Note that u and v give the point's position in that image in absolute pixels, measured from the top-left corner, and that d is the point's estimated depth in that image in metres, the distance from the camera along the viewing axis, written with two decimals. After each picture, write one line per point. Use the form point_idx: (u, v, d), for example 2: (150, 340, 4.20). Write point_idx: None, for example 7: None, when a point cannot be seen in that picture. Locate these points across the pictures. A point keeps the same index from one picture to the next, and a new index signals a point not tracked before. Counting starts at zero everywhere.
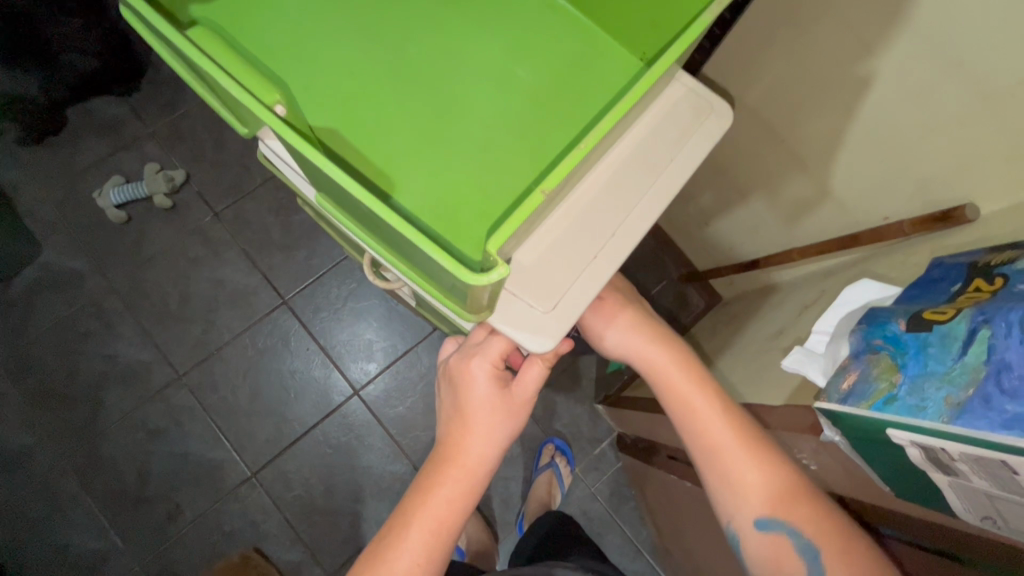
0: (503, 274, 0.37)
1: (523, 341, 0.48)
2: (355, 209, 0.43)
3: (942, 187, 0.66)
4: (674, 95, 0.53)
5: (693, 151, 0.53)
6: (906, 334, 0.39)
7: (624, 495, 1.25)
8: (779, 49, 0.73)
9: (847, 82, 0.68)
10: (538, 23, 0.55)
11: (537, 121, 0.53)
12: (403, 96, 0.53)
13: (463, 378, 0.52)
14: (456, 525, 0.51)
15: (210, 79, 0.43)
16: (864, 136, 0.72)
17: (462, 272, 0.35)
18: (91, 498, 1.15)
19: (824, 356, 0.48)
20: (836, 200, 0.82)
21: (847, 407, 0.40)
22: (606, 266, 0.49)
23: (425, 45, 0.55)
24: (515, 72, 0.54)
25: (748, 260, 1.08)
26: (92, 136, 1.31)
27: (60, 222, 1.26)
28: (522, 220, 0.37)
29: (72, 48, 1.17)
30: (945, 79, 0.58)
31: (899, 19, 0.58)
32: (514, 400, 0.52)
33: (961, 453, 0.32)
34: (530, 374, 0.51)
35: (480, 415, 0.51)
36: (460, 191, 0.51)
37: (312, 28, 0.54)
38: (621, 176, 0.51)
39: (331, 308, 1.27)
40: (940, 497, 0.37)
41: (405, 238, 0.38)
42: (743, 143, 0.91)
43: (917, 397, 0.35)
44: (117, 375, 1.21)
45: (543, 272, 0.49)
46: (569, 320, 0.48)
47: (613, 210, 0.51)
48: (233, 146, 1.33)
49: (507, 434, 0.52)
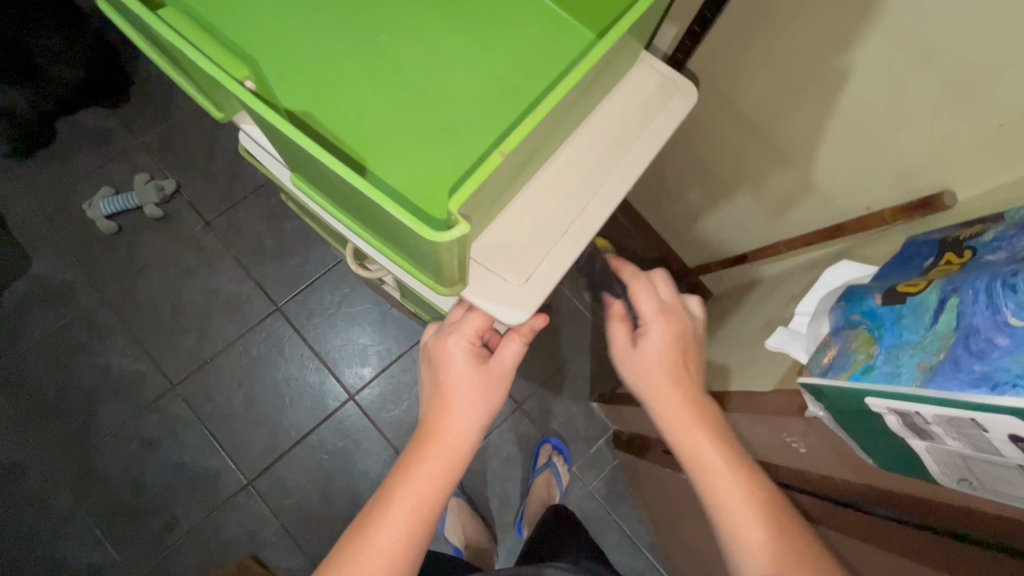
0: (464, 231, 0.37)
1: (496, 314, 0.49)
2: (328, 185, 0.44)
3: (920, 174, 0.68)
4: (640, 76, 0.54)
5: (659, 131, 0.54)
6: (882, 308, 0.40)
7: (622, 493, 1.25)
8: (758, 45, 0.75)
9: (823, 76, 0.70)
10: (505, 7, 0.57)
11: (505, 100, 0.54)
12: (375, 82, 0.54)
13: (441, 355, 0.52)
14: (438, 501, 0.51)
15: (184, 62, 0.44)
16: (835, 118, 0.73)
17: (424, 231, 0.36)
18: (85, 511, 1.14)
19: (806, 334, 0.50)
20: (819, 191, 0.84)
21: (827, 380, 0.41)
22: (576, 241, 0.51)
23: (396, 28, 0.55)
24: (483, 55, 0.55)
25: (735, 255, 1.10)
26: (81, 149, 1.31)
27: (50, 234, 1.26)
28: (480, 179, 0.38)
29: (59, 62, 1.18)
30: (915, 68, 0.60)
31: (871, 12, 0.60)
32: (492, 375, 0.52)
33: (935, 416, 0.33)
34: (509, 349, 0.52)
35: (460, 391, 0.52)
36: (434, 169, 0.52)
37: (283, 15, 0.55)
38: (590, 154, 0.52)
39: (324, 313, 1.27)
40: (920, 465, 0.37)
41: (371, 203, 0.39)
42: (726, 139, 0.93)
43: (892, 365, 0.37)
44: (110, 386, 1.20)
45: (514, 248, 0.50)
46: (542, 293, 0.49)
47: (584, 185, 0.52)
48: (223, 155, 1.33)
49: (488, 411, 0.52)
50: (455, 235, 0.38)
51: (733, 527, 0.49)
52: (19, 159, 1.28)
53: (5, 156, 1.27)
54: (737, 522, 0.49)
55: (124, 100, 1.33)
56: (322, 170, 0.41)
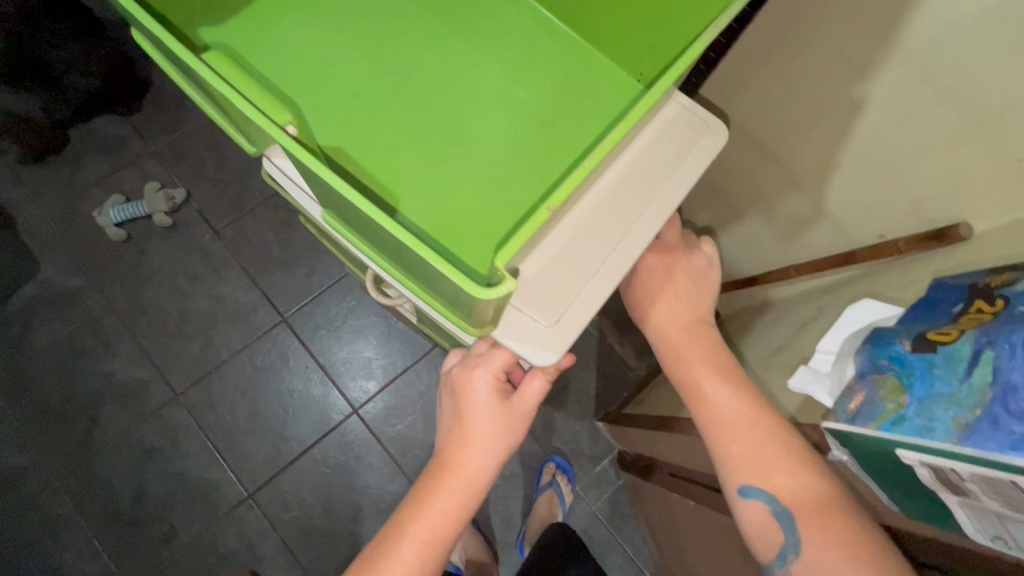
0: (511, 288, 0.36)
1: (525, 355, 0.48)
2: (362, 228, 0.43)
3: (936, 205, 0.67)
4: (669, 115, 0.54)
5: (690, 169, 0.53)
6: (912, 355, 0.39)
7: (625, 514, 1.24)
8: (775, 72, 0.76)
9: (838, 105, 0.71)
10: (539, 46, 0.57)
11: (543, 141, 0.54)
12: (408, 115, 0.54)
13: (464, 389, 0.52)
14: (450, 536, 0.51)
15: (216, 94, 0.43)
16: (855, 154, 0.73)
17: (470, 286, 0.35)
18: (84, 521, 1.13)
19: (830, 376, 0.49)
20: (831, 218, 0.83)
21: (856, 427, 0.41)
22: (606, 282, 0.50)
23: (428, 65, 0.56)
24: (519, 92, 0.55)
25: (745, 277, 1.09)
26: (93, 155, 1.32)
27: (59, 240, 1.26)
28: (529, 235, 0.37)
29: (75, 71, 1.20)
30: (934, 101, 0.60)
31: (888, 42, 0.61)
32: (514, 413, 0.52)
33: (971, 474, 0.32)
34: (532, 384, 0.52)
35: (480, 426, 0.51)
36: (466, 208, 0.52)
37: (318, 47, 0.55)
38: (621, 192, 0.52)
39: (330, 326, 1.27)
40: (951, 518, 0.36)
41: (409, 250, 0.38)
42: (740, 163, 0.93)
43: (925, 418, 0.36)
44: (114, 393, 1.19)
45: (545, 287, 0.49)
46: (571, 334, 0.49)
47: (615, 224, 0.51)
48: (233, 164, 1.34)
49: (509, 445, 0.52)
50: (498, 288, 0.37)
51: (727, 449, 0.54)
52: (31, 164, 1.29)
53: (17, 160, 1.27)
54: (726, 430, 0.54)
55: (138, 107, 1.34)
56: (359, 216, 0.40)
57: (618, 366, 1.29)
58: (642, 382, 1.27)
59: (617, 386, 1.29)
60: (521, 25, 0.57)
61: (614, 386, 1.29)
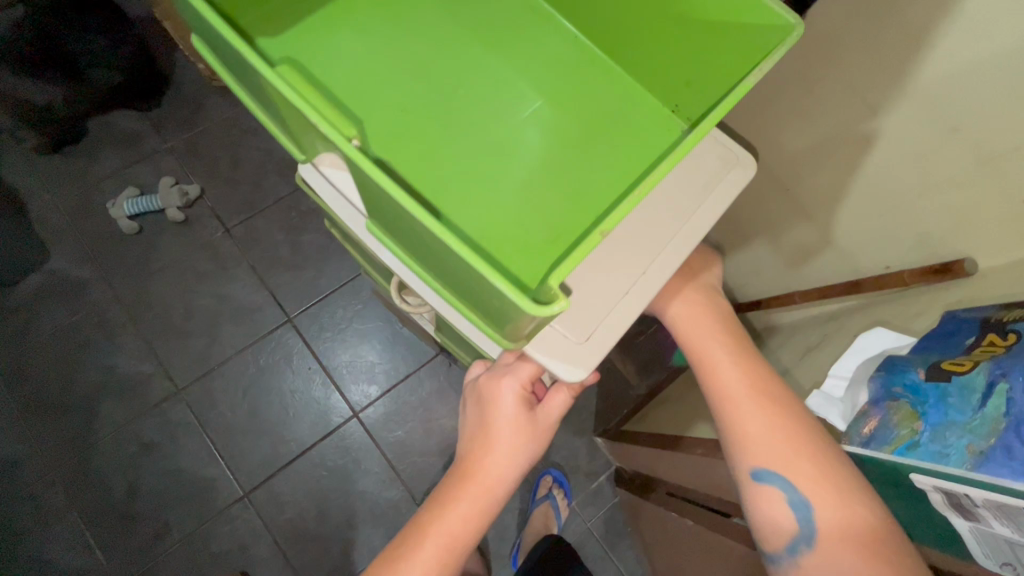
0: (563, 307, 0.38)
1: (557, 370, 0.49)
2: (408, 239, 0.44)
3: (941, 243, 0.68)
4: (702, 147, 0.56)
5: (719, 199, 0.55)
6: (925, 384, 0.41)
7: (620, 531, 1.24)
8: (789, 104, 0.78)
9: (850, 139, 0.73)
10: (580, 76, 0.59)
11: (583, 165, 0.55)
12: (451, 131, 0.55)
13: (492, 396, 0.52)
14: (469, 542, 0.52)
15: (266, 96, 0.44)
16: (864, 187, 0.75)
17: (527, 303, 0.36)
18: (77, 513, 1.12)
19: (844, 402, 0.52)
20: (837, 248, 0.85)
21: (872, 452, 0.44)
22: (635, 302, 0.51)
23: (471, 83, 0.57)
24: (560, 118, 0.57)
25: (748, 301, 1.11)
26: (110, 148, 1.33)
27: (69, 230, 1.26)
28: (582, 255, 0.38)
29: (99, 65, 1.23)
30: (944, 141, 0.62)
31: (901, 82, 0.63)
32: (539, 424, 0.53)
33: (984, 500, 0.33)
34: (557, 394, 0.53)
35: (505, 435, 0.52)
36: (504, 224, 0.52)
37: (365, 60, 0.56)
38: (653, 218, 0.54)
39: (335, 328, 1.27)
40: (963, 544, 0.38)
41: (462, 264, 0.38)
42: (749, 189, 0.95)
43: (940, 444, 0.38)
44: (114, 385, 1.19)
45: (578, 305, 0.51)
46: (602, 352, 0.50)
47: (646, 248, 0.53)
48: (248, 164, 1.36)
49: (532, 453, 0.53)
50: (550, 306, 0.38)
51: (736, 426, 0.53)
52: (49, 154, 1.30)
53: (36, 150, 1.29)
54: (733, 410, 0.53)
55: (158, 104, 1.36)
56: (411, 227, 0.40)
57: (619, 383, 1.30)
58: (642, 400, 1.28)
59: (617, 403, 1.29)
60: (563, 52, 0.59)
61: (614, 403, 1.29)
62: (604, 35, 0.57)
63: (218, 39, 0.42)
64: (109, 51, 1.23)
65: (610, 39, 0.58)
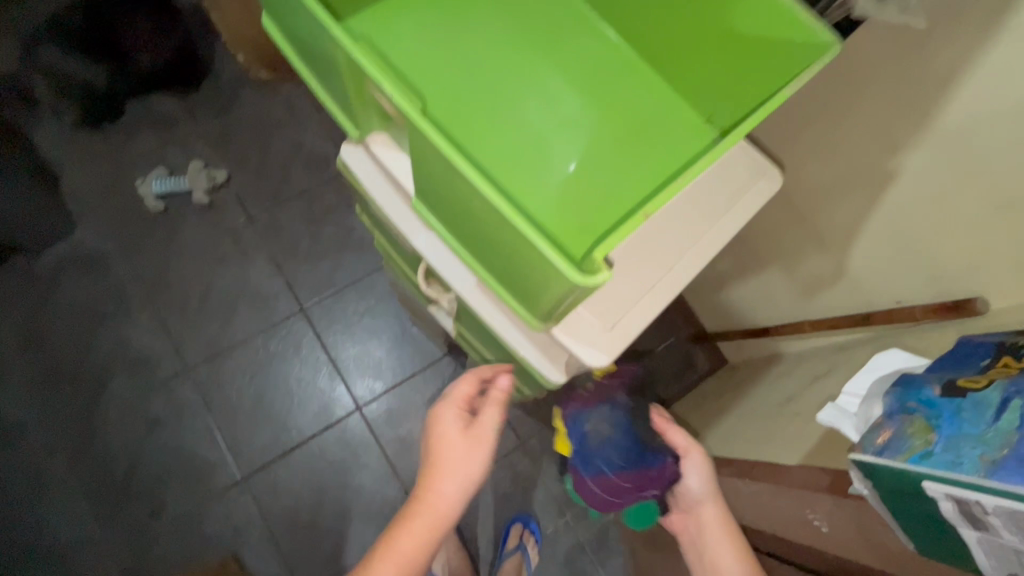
0: (606, 279, 0.39)
1: (581, 355, 0.51)
2: (454, 215, 0.46)
3: (955, 281, 0.70)
4: (733, 154, 0.58)
5: (748, 206, 0.57)
6: (940, 399, 0.42)
7: (612, 549, 1.23)
8: (812, 137, 0.81)
9: (872, 174, 0.75)
10: (618, 79, 0.60)
11: (619, 166, 0.56)
12: (492, 122, 0.56)
13: (434, 420, 0.62)
14: (421, 554, 0.58)
15: (332, 74, 0.47)
16: (882, 220, 0.77)
17: (574, 273, 0.38)
18: (77, 483, 1.13)
19: (857, 415, 0.52)
20: (851, 279, 0.86)
21: (883, 460, 0.43)
22: (660, 297, 0.53)
23: (515, 76, 0.58)
24: (598, 118, 0.58)
25: (757, 328, 1.12)
26: (144, 128, 1.36)
27: (98, 204, 1.29)
28: (627, 233, 0.40)
29: (144, 49, 1.30)
30: (963, 182, 0.64)
31: (926, 123, 0.65)
32: (475, 437, 0.60)
33: (994, 507, 0.35)
34: (489, 409, 0.61)
35: (447, 451, 0.59)
36: (544, 215, 0.54)
37: (415, 48, 0.57)
38: (682, 218, 0.55)
39: (346, 322, 1.29)
40: (970, 555, 0.39)
41: (512, 235, 0.40)
42: (767, 216, 0.97)
43: (952, 453, 0.39)
44: (124, 359, 1.20)
45: (604, 293, 0.53)
46: (626, 341, 0.52)
47: (673, 246, 0.55)
48: (277, 155, 1.39)
49: (479, 463, 0.60)
50: (592, 279, 0.39)
51: None
52: (84, 130, 1.34)
53: (73, 125, 1.33)
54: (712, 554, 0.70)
55: (194, 91, 1.39)
56: (463, 200, 0.42)
57: None
58: None
59: None
60: (603, 52, 0.61)
61: None
62: (647, 42, 0.58)
63: (295, 17, 0.45)
64: (155, 37, 1.30)
65: (650, 46, 0.58)
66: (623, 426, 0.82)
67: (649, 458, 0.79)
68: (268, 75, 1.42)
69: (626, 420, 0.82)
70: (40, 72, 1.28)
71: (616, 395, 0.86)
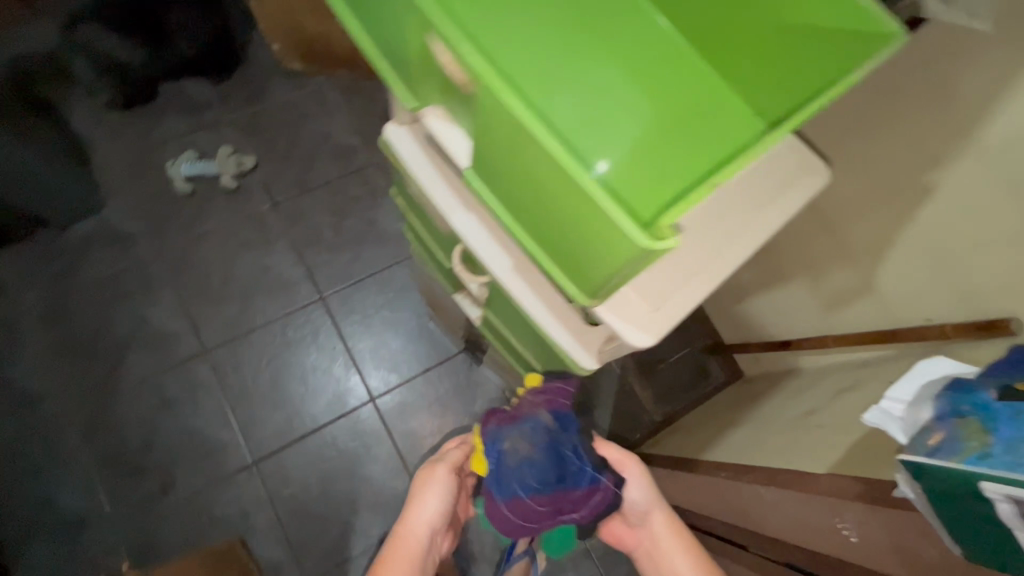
0: (672, 246, 0.39)
1: (626, 335, 0.51)
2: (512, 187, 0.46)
3: (987, 300, 0.69)
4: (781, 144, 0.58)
5: (798, 196, 0.57)
6: (998, 403, 0.43)
7: (617, 557, 1.22)
8: (846, 148, 0.81)
9: (907, 188, 0.75)
10: (660, 56, 0.49)
11: (669, 152, 0.46)
12: None
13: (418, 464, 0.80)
14: None
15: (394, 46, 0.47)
16: (915, 235, 0.76)
17: (645, 237, 0.38)
18: (89, 457, 1.13)
19: (904, 419, 0.52)
20: (878, 295, 0.86)
21: (936, 460, 0.43)
22: (708, 283, 0.53)
23: None
24: (642, 96, 0.47)
25: (777, 341, 1.11)
26: (176, 111, 1.38)
27: (126, 183, 1.31)
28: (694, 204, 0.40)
29: (183, 35, 1.30)
30: (1002, 200, 0.64)
31: (967, 139, 0.65)
32: (439, 476, 0.74)
33: None
34: (439, 471, 0.73)
35: (420, 485, 0.74)
36: None
37: None
38: (730, 206, 0.55)
39: (364, 313, 1.29)
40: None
41: (580, 201, 0.40)
42: (794, 228, 0.97)
43: (1012, 455, 0.39)
44: (143, 337, 1.21)
45: (649, 276, 0.53)
46: (673, 321, 0.52)
47: (721, 232, 0.55)
48: (305, 145, 1.41)
49: (444, 503, 0.73)
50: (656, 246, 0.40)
51: None
52: (118, 110, 1.36)
53: (107, 104, 1.34)
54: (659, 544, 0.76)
55: (227, 78, 1.41)
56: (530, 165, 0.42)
57: (634, 407, 1.29)
58: (655, 427, 1.27)
59: (630, 426, 1.28)
60: None
61: (627, 426, 1.28)
62: (695, 25, 0.49)
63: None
64: (195, 24, 1.30)
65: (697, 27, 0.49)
66: (549, 449, 0.67)
67: (572, 482, 0.68)
68: (300, 66, 1.43)
69: (553, 443, 0.68)
70: (77, 50, 1.26)
71: (539, 411, 0.70)
